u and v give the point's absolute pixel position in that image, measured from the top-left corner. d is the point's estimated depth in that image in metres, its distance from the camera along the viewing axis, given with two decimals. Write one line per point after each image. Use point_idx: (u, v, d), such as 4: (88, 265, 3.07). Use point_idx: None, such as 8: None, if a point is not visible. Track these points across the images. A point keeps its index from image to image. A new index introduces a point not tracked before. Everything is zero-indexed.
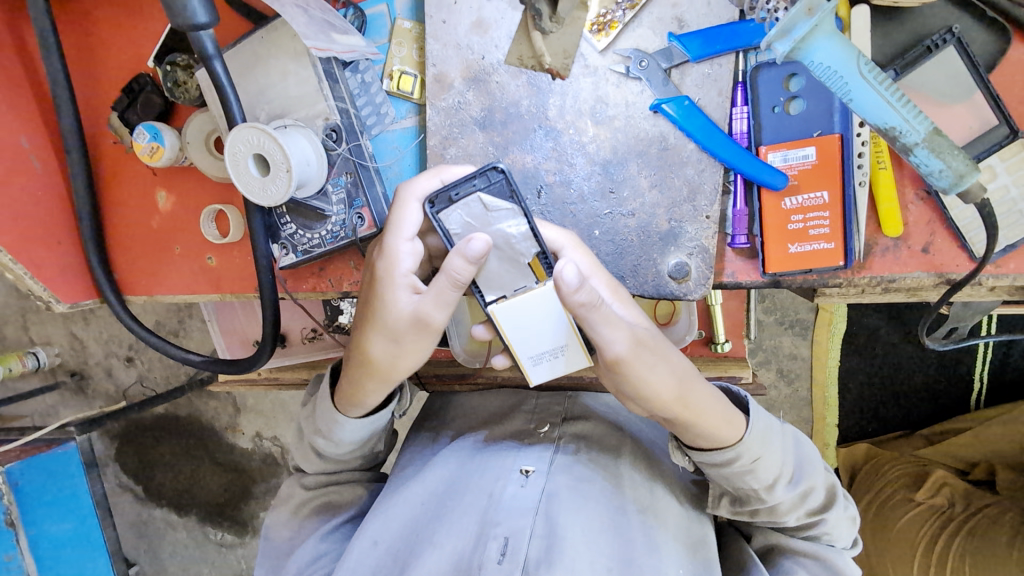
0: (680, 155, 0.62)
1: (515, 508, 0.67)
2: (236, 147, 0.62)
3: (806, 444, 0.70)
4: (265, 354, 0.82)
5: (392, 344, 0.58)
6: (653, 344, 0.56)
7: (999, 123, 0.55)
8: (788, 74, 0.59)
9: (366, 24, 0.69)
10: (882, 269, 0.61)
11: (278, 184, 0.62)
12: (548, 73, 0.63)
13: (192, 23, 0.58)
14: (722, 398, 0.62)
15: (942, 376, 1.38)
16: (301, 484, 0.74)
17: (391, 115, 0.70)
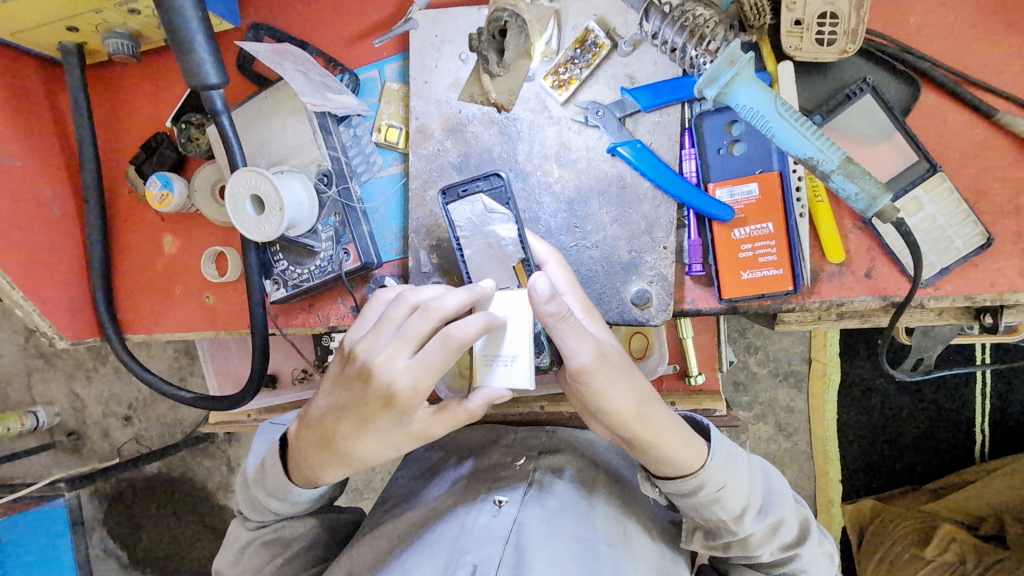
0: (637, 192, 0.67)
1: (486, 536, 0.68)
2: (236, 190, 0.69)
3: (775, 476, 0.72)
4: (252, 388, 0.86)
5: (383, 447, 0.59)
6: (619, 362, 0.58)
7: (919, 159, 0.61)
8: (729, 120, 0.65)
9: (359, 87, 0.78)
10: (830, 294, 0.65)
11: (271, 222, 0.69)
12: (493, 106, 0.71)
13: (204, 83, 0.67)
14: (683, 424, 0.64)
15: (939, 426, 1.36)
16: (246, 527, 0.72)
17: (378, 163, 0.78)
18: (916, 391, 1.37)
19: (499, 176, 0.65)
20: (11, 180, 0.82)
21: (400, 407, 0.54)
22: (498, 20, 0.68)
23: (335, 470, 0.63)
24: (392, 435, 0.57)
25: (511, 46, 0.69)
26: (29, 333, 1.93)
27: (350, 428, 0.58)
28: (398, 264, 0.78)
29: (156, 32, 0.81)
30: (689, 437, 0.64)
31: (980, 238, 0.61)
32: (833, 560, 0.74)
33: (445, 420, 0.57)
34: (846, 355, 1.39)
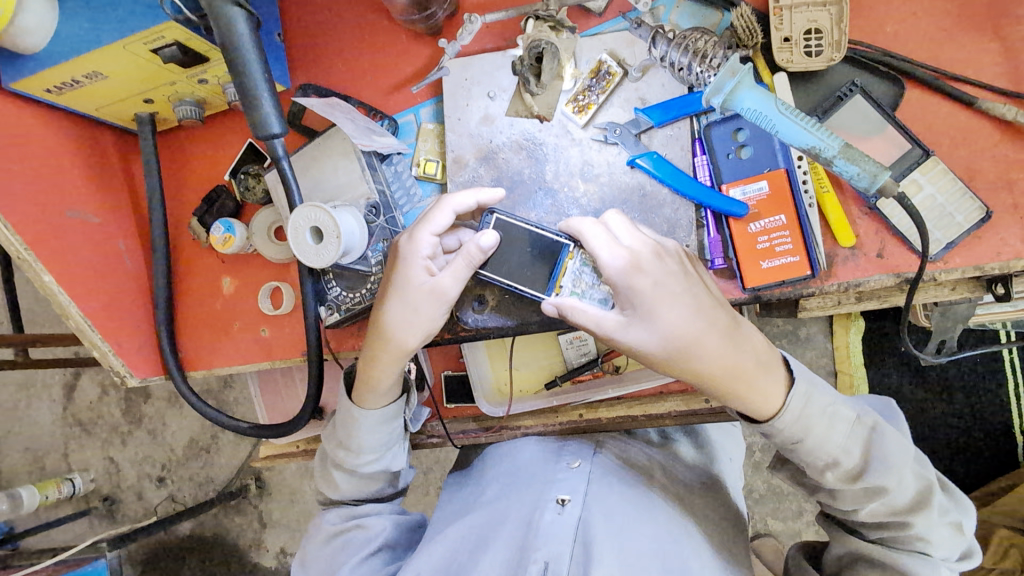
0: (657, 198, 0.75)
1: (555, 533, 0.70)
2: (297, 224, 0.77)
3: (892, 442, 0.63)
4: (306, 414, 0.92)
5: (407, 315, 0.71)
6: (666, 303, 0.63)
7: (912, 146, 0.68)
8: (735, 128, 0.73)
9: (398, 129, 0.87)
10: (846, 276, 0.71)
11: (329, 249, 0.76)
12: (537, 119, 0.79)
13: (267, 132, 0.76)
14: (751, 365, 0.64)
15: (977, 428, 1.37)
16: (328, 521, 0.80)
17: (419, 195, 0.86)
18: (945, 395, 1.38)
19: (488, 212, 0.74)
20: (92, 234, 0.91)
21: (405, 256, 0.71)
22: (535, 47, 0.76)
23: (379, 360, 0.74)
24: (409, 296, 0.71)
25: (547, 69, 0.77)
26: (68, 401, 1.99)
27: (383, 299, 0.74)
28: None
29: (220, 99, 0.92)
30: (767, 366, 0.65)
31: (980, 213, 0.66)
32: (963, 531, 0.66)
33: (452, 275, 0.70)
34: (871, 363, 1.40)
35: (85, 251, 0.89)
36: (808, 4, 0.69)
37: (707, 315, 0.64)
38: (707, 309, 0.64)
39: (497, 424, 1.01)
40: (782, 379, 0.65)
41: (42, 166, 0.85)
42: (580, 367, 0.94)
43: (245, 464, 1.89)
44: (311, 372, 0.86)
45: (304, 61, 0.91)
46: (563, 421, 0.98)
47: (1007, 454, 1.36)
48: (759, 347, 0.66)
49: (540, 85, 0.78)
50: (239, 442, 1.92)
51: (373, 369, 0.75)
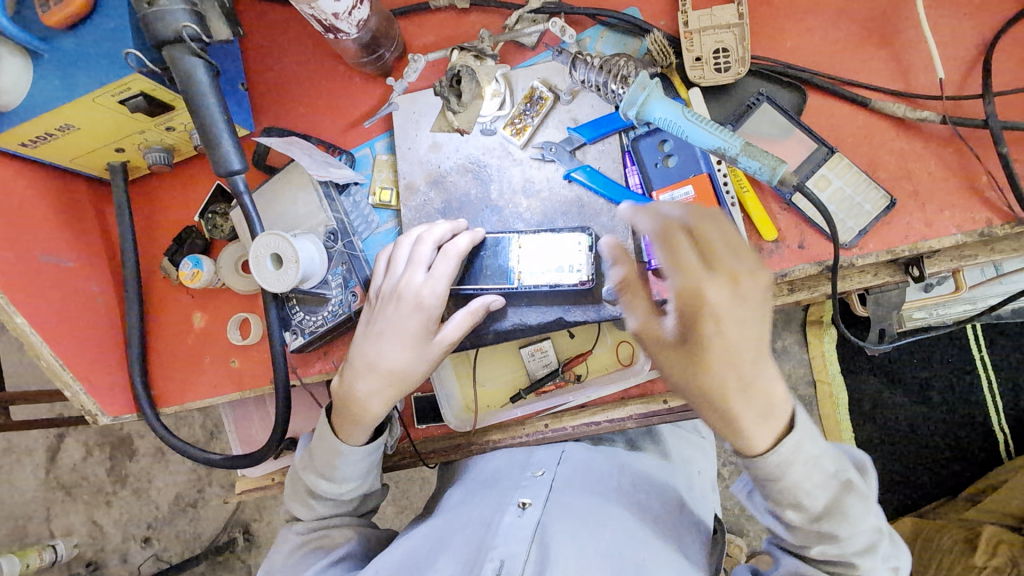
0: (594, 208, 0.80)
1: (513, 534, 0.73)
2: (258, 251, 0.82)
3: (859, 501, 0.64)
4: (275, 442, 0.94)
5: (419, 360, 0.76)
6: (708, 337, 0.61)
7: (818, 145, 0.74)
8: (660, 140, 0.79)
9: (355, 162, 0.93)
10: (773, 267, 0.75)
11: (288, 274, 0.80)
12: (458, 131, 0.86)
13: (228, 168, 0.82)
14: (759, 411, 0.62)
15: (957, 428, 1.39)
16: (295, 531, 0.81)
17: (376, 221, 0.91)
18: (925, 399, 1.41)
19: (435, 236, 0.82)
20: (66, 278, 0.95)
21: (430, 310, 0.75)
22: (454, 71, 0.85)
23: (375, 403, 0.75)
24: (422, 346, 0.76)
25: (467, 90, 0.85)
26: (50, 464, 1.97)
27: (391, 344, 0.75)
28: None
29: (188, 145, 0.98)
30: (768, 416, 0.62)
31: (885, 200, 0.72)
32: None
33: (459, 324, 0.76)
34: (846, 371, 1.44)
35: (58, 294, 0.93)
36: (712, 27, 0.77)
37: (739, 353, 0.61)
38: (742, 348, 0.61)
39: (465, 441, 1.01)
40: (776, 434, 0.63)
41: (17, 214, 0.90)
42: (542, 377, 0.97)
43: (232, 516, 1.86)
44: (278, 397, 0.89)
45: (267, 106, 0.97)
46: (529, 433, 0.99)
47: (989, 452, 1.38)
48: (770, 395, 0.62)
49: (460, 104, 0.85)
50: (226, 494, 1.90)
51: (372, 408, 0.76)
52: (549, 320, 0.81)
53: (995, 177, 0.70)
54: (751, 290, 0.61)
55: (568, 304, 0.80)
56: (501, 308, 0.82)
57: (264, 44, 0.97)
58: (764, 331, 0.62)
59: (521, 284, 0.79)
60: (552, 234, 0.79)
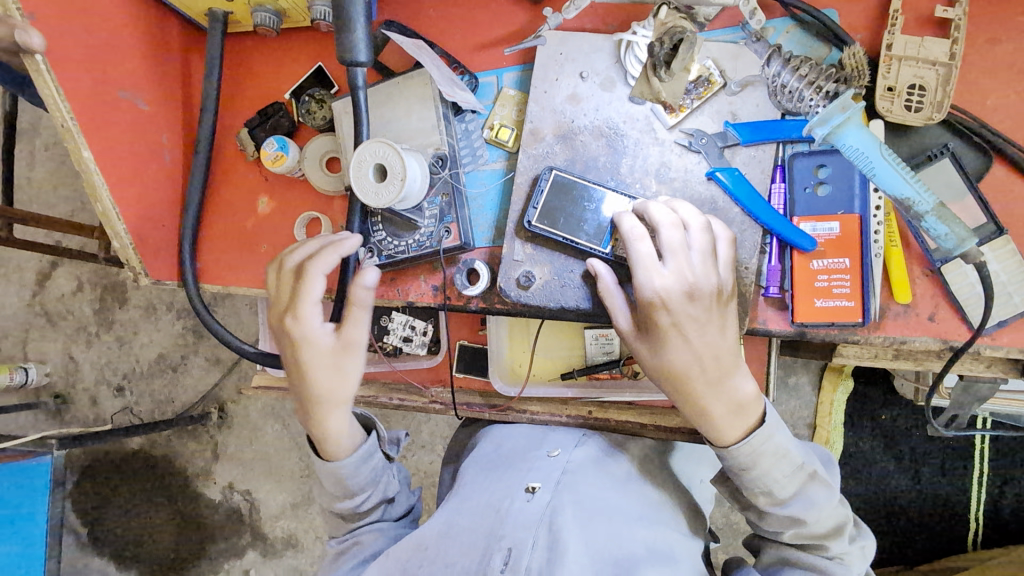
0: (727, 215, 0.74)
1: (523, 519, 0.73)
2: (363, 157, 0.74)
3: (822, 488, 0.73)
4: None
5: (330, 372, 0.79)
6: (673, 343, 0.69)
7: (987, 221, 0.68)
8: (818, 164, 0.73)
9: (477, 88, 0.85)
10: (894, 331, 0.71)
11: (390, 190, 0.73)
12: (665, 106, 0.75)
13: (352, 60, 0.73)
14: (735, 397, 0.71)
15: (934, 508, 1.45)
16: (332, 543, 0.85)
17: (484, 157, 0.84)
18: (913, 472, 1.46)
19: (552, 170, 0.77)
20: (139, 121, 0.87)
21: (301, 334, 0.78)
22: (676, 34, 0.72)
23: (332, 420, 0.80)
24: (324, 359, 0.79)
25: (681, 58, 0.72)
26: (39, 288, 1.92)
27: (297, 370, 0.80)
28: (487, 251, 0.84)
29: (299, 14, 0.88)
30: (738, 413, 0.71)
31: None
32: (863, 550, 0.77)
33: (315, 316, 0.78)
34: (848, 425, 1.48)
35: (126, 136, 0.85)
36: (916, 59, 0.69)
37: (703, 361, 0.70)
38: (704, 356, 0.69)
39: (503, 404, 1.01)
40: (747, 427, 0.71)
41: (102, 36, 0.81)
42: (601, 363, 0.95)
43: (211, 392, 1.86)
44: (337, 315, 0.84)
45: None
46: (570, 414, 0.98)
47: (954, 537, 1.44)
48: (740, 396, 0.71)
49: (669, 73, 0.73)
50: (210, 369, 1.88)
51: (330, 422, 0.80)
52: None
53: None
54: (704, 308, 0.69)
55: None
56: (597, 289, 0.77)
57: None
58: (724, 332, 0.70)
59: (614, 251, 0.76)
60: None
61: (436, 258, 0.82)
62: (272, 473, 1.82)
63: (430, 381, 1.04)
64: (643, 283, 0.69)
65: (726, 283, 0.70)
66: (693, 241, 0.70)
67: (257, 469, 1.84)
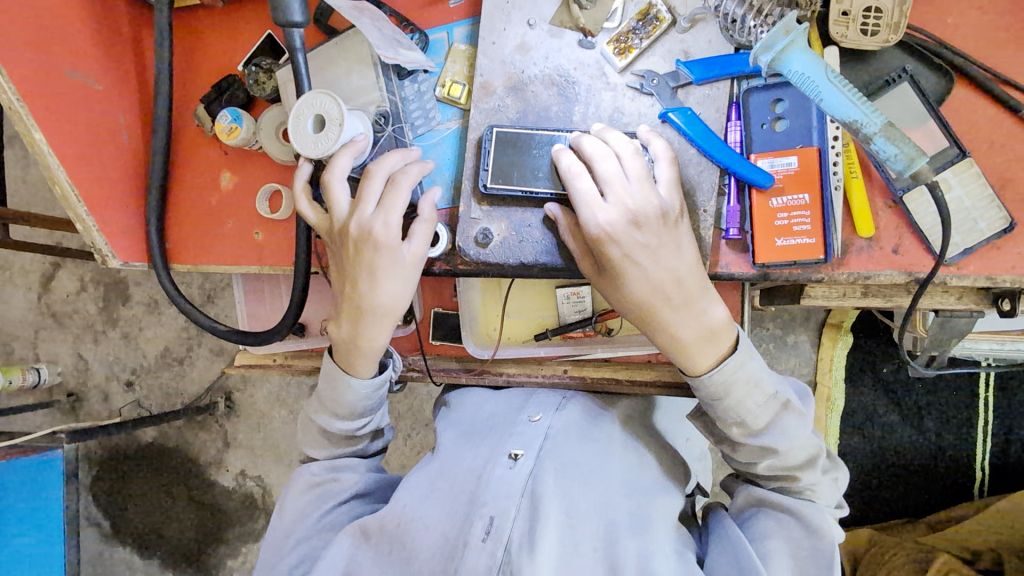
0: (683, 157, 0.72)
1: (503, 488, 0.75)
2: (300, 110, 0.72)
3: (795, 417, 0.72)
4: (287, 324, 0.89)
5: (400, 284, 0.75)
6: (629, 274, 0.68)
7: (949, 145, 0.66)
8: (775, 99, 0.71)
9: (428, 46, 0.83)
10: (858, 267, 0.69)
11: (329, 138, 0.72)
12: (582, 32, 0.75)
13: (288, 19, 0.71)
14: (706, 320, 0.69)
15: (939, 459, 1.43)
16: (311, 471, 0.85)
17: (438, 118, 0.83)
18: (916, 423, 1.44)
19: (492, 129, 0.76)
20: (92, 101, 0.87)
21: (385, 241, 0.72)
22: None
23: (377, 335, 0.77)
24: (396, 270, 0.74)
25: None
26: (44, 290, 1.96)
27: (366, 280, 0.74)
28: (447, 213, 0.83)
29: None
30: (709, 340, 0.70)
31: (1003, 223, 0.65)
32: (836, 484, 0.77)
33: (382, 219, 0.72)
34: (848, 381, 1.46)
35: (80, 116, 0.85)
36: None
37: (664, 289, 0.68)
38: (664, 283, 0.68)
39: (479, 367, 1.01)
40: (719, 354, 0.70)
41: (45, 16, 0.80)
42: (573, 323, 0.94)
43: (216, 381, 1.88)
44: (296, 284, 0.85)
45: None
46: (546, 374, 0.98)
47: (961, 487, 1.43)
48: (711, 323, 0.70)
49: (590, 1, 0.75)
50: (214, 360, 1.90)
51: (371, 337, 0.77)
52: None
53: None
54: (655, 235, 0.68)
55: None
56: (556, 242, 0.76)
57: None
58: (680, 255, 0.68)
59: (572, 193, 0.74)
60: None
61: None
62: (282, 457, 1.85)
63: (408, 350, 1.03)
64: (587, 220, 0.68)
65: (672, 201, 0.69)
66: (628, 170, 0.68)
67: (267, 454, 1.87)
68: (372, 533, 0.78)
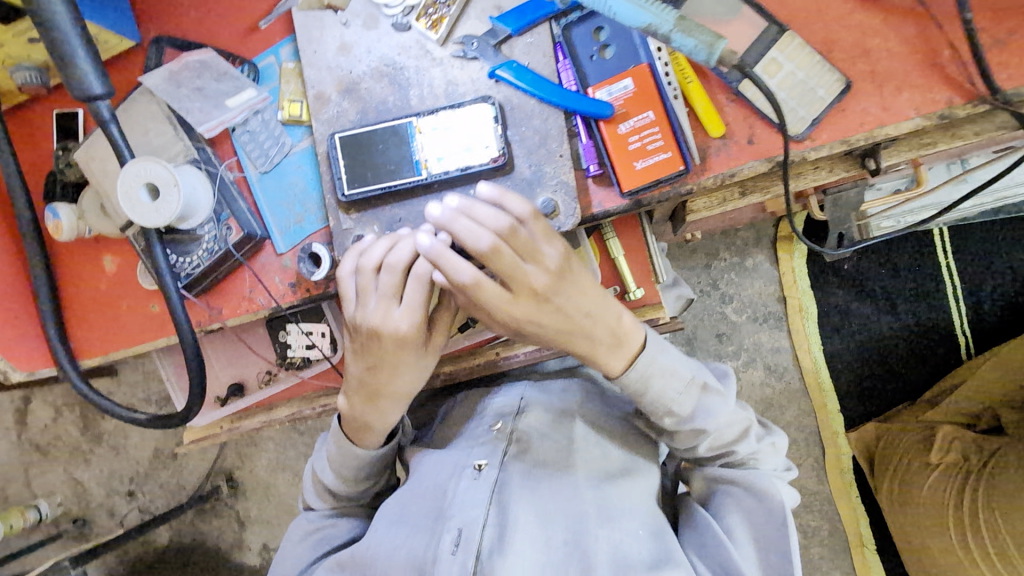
0: (525, 110, 0.71)
1: (470, 499, 0.74)
2: (127, 185, 0.73)
3: (716, 397, 0.75)
4: (196, 399, 0.87)
5: (417, 376, 0.75)
6: (545, 331, 0.69)
7: (769, 24, 0.65)
8: (595, 28, 0.70)
9: (259, 74, 0.82)
10: (720, 167, 0.68)
11: (171, 200, 0.73)
12: (331, 10, 0.76)
13: (89, 93, 0.69)
14: (619, 328, 0.71)
15: (922, 335, 1.43)
16: (307, 519, 0.86)
17: (289, 142, 0.82)
18: (891, 309, 1.44)
19: (335, 137, 0.74)
20: None
21: (413, 339, 0.70)
22: None
23: (391, 412, 0.77)
24: (417, 364, 0.74)
25: None
26: (21, 426, 1.90)
27: (384, 374, 0.73)
28: (324, 233, 0.81)
29: None
30: (619, 345, 0.72)
31: (840, 84, 0.64)
32: (775, 448, 0.82)
33: (410, 317, 0.69)
34: (816, 286, 1.46)
35: None
36: None
37: (581, 326, 0.69)
38: (579, 322, 0.69)
39: None
40: (631, 355, 0.72)
41: None
42: None
43: (215, 464, 1.83)
44: (185, 347, 0.82)
45: (154, 15, 0.85)
46: (482, 361, 0.95)
47: (954, 353, 1.42)
48: (620, 330, 0.71)
49: None
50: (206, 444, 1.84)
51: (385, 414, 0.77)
52: None
53: (959, 52, 0.62)
54: (559, 290, 0.66)
55: None
56: None
57: None
58: (588, 289, 0.68)
59: (430, 173, 0.72)
60: (455, 111, 0.72)
61: (233, 258, 0.82)
62: None
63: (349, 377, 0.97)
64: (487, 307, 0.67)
65: (556, 253, 0.65)
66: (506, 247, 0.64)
67: (283, 523, 1.81)
68: (347, 564, 0.77)
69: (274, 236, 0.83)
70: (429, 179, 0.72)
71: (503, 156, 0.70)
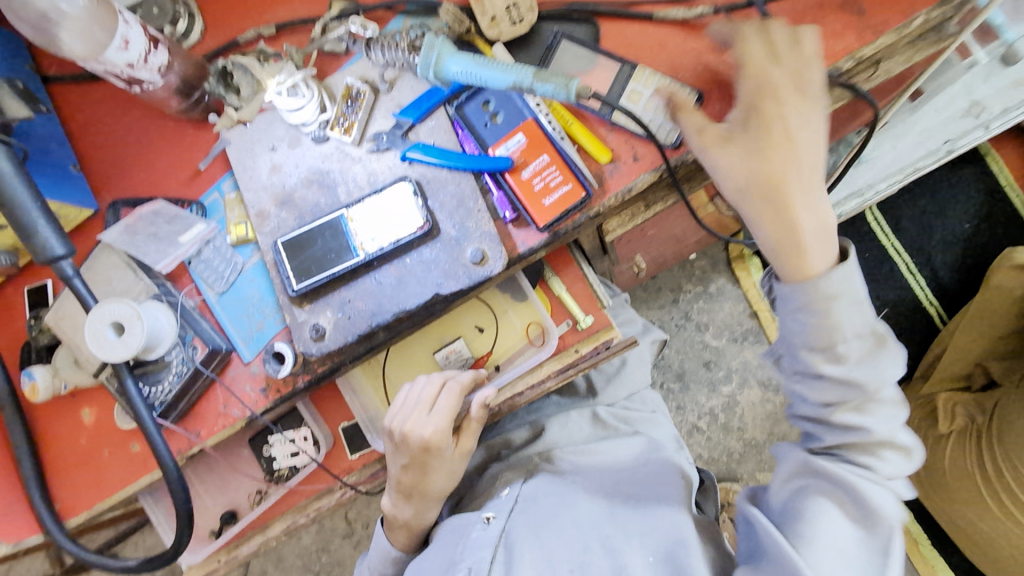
0: (439, 180, 0.81)
1: (479, 544, 0.76)
2: (94, 329, 0.78)
3: (891, 357, 0.68)
4: (185, 531, 0.86)
5: (447, 476, 0.85)
6: (786, 182, 0.66)
7: (621, 64, 0.77)
8: (482, 101, 0.81)
9: (207, 210, 0.91)
10: (617, 186, 0.77)
11: (135, 333, 0.79)
12: (240, 123, 0.88)
13: (51, 254, 0.77)
14: (827, 229, 0.67)
15: (893, 314, 1.47)
16: None
17: (240, 259, 0.89)
18: None
19: (276, 244, 0.82)
20: None
21: (438, 443, 0.81)
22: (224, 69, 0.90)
23: (427, 512, 0.86)
24: (444, 463, 0.84)
25: (245, 85, 0.89)
26: None
27: (415, 474, 0.83)
28: (285, 331, 0.87)
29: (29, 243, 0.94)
30: (822, 234, 0.67)
31: (693, 95, 0.75)
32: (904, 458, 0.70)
33: (436, 425, 0.80)
34: None
35: None
36: None
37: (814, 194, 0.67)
38: (806, 173, 0.66)
39: None
40: (827, 258, 0.67)
41: None
42: None
43: None
44: (168, 475, 0.83)
45: (105, 182, 0.95)
46: None
47: (930, 324, 1.46)
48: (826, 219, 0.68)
49: (243, 100, 0.89)
50: None
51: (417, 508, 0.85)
52: (427, 299, 0.80)
53: None
54: (801, 118, 0.67)
55: (440, 278, 0.79)
56: (379, 303, 0.80)
57: (88, 118, 0.96)
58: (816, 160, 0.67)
59: (368, 253, 0.80)
60: (379, 195, 0.81)
61: (203, 376, 0.86)
62: None
63: (341, 473, 0.96)
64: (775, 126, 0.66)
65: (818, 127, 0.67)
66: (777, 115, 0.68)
67: None
68: None
69: (239, 346, 0.88)
70: (367, 258, 0.79)
71: (427, 221, 0.79)
